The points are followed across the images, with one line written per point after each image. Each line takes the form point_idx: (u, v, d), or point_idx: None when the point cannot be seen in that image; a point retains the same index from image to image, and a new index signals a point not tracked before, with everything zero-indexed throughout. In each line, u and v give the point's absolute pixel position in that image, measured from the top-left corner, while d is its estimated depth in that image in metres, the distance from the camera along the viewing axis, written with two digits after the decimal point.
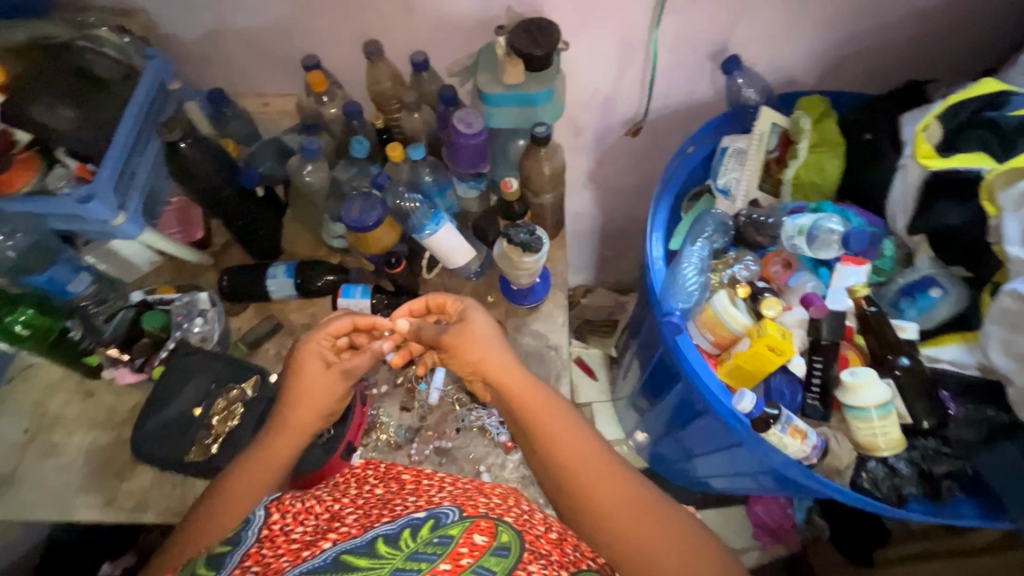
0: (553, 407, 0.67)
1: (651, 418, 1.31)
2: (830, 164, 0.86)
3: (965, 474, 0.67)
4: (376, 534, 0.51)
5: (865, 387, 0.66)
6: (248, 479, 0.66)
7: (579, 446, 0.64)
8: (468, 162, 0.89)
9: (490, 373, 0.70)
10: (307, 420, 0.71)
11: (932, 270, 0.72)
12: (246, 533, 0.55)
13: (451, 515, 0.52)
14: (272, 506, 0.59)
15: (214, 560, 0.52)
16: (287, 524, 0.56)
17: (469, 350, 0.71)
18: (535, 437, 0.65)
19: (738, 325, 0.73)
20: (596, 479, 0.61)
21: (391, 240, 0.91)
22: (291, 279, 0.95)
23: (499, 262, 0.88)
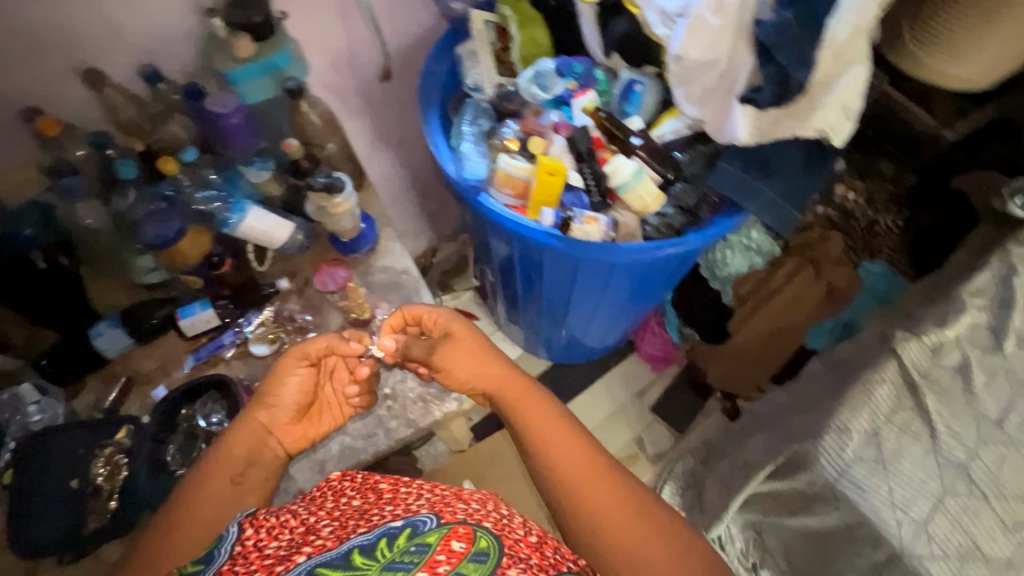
0: (552, 424, 0.76)
1: (523, 315, 1.47)
2: (538, 35, 1.05)
3: (708, 196, 0.91)
4: (351, 546, 0.56)
5: (618, 167, 0.87)
6: (215, 477, 0.74)
7: (576, 451, 0.74)
8: (242, 139, 0.94)
9: (494, 389, 0.80)
10: (267, 417, 0.79)
11: (630, 73, 0.93)
12: (218, 551, 0.59)
13: (428, 524, 0.57)
14: (245, 521, 0.62)
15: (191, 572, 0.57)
16: (262, 539, 0.60)
17: (465, 365, 0.81)
18: (544, 443, 0.75)
19: (521, 171, 0.88)
20: (592, 482, 0.72)
21: (205, 241, 0.93)
22: (120, 329, 0.91)
23: (318, 217, 0.96)
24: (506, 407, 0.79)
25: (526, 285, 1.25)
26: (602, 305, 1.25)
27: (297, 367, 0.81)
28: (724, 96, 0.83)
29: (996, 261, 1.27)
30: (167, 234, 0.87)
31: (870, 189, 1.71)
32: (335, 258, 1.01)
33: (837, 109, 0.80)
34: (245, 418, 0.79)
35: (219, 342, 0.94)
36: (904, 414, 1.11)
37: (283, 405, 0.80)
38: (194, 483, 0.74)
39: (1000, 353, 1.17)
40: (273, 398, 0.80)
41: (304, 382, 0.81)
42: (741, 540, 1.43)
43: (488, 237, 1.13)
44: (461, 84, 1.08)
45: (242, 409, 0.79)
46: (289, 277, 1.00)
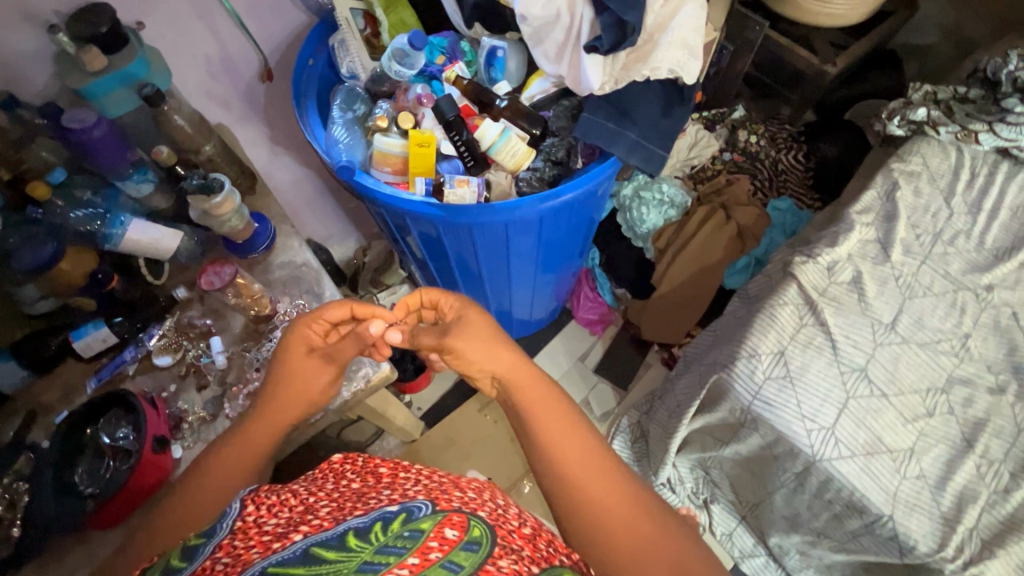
0: (558, 413, 0.72)
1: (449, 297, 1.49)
2: (406, 16, 1.07)
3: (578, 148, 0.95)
4: (347, 529, 0.53)
5: (485, 131, 0.89)
6: (229, 465, 0.73)
7: (584, 446, 0.70)
8: (110, 155, 0.91)
9: (509, 378, 0.75)
10: (285, 413, 0.77)
11: (492, 40, 0.96)
12: (218, 525, 0.58)
13: (422, 510, 0.55)
14: (247, 499, 0.62)
15: (188, 550, 0.56)
16: (259, 518, 0.58)
17: (478, 350, 0.76)
18: (554, 436, 0.70)
19: (395, 147, 0.91)
20: (594, 472, 0.69)
21: (88, 259, 0.91)
22: (13, 362, 0.90)
23: (203, 221, 0.96)
24: (515, 397, 0.75)
25: (438, 264, 1.26)
26: (515, 272, 1.27)
27: (326, 366, 0.79)
28: (572, 49, 0.86)
29: (879, 179, 1.36)
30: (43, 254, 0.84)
31: (770, 131, 1.77)
32: (231, 260, 1.01)
33: (676, 46, 0.85)
34: (265, 410, 0.76)
35: (120, 360, 0.93)
36: (807, 330, 1.17)
37: (305, 400, 0.78)
38: (196, 479, 0.71)
39: (887, 262, 1.25)
40: (293, 394, 0.77)
41: (326, 380, 0.79)
42: (690, 480, 1.51)
43: (386, 222, 1.13)
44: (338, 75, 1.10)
45: (261, 399, 0.77)
46: (186, 287, 1.00)
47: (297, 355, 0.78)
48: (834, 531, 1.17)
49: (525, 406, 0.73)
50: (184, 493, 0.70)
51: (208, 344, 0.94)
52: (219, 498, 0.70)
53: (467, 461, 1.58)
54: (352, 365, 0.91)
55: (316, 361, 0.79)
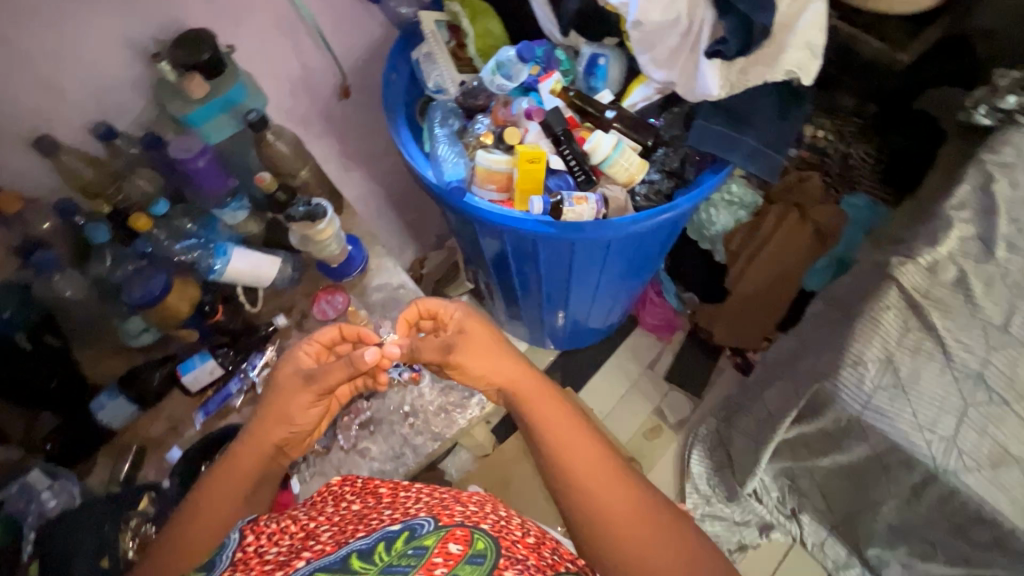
0: (560, 415, 0.71)
1: (523, 310, 1.45)
2: (493, 26, 1.02)
3: (690, 156, 0.92)
4: (349, 550, 0.53)
5: (598, 144, 0.88)
6: (207, 511, 0.67)
7: (587, 449, 0.68)
8: (211, 181, 0.92)
9: (512, 387, 0.74)
10: (275, 434, 0.73)
11: (593, 48, 0.92)
12: (219, 557, 0.58)
13: (425, 527, 0.54)
14: (246, 528, 0.60)
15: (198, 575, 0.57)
16: (261, 545, 0.57)
17: (478, 359, 0.75)
18: (555, 442, 0.69)
19: (502, 164, 0.88)
20: (597, 473, 0.66)
21: (195, 291, 0.90)
22: (121, 397, 0.87)
23: (304, 247, 0.94)
24: (518, 406, 0.73)
25: (522, 276, 1.22)
26: (599, 282, 1.23)
27: (303, 387, 0.73)
28: (689, 55, 0.83)
29: (969, 173, 1.27)
30: (158, 289, 0.83)
31: (837, 124, 1.70)
32: (328, 285, 0.98)
33: (802, 47, 0.79)
34: (246, 441, 0.73)
35: (226, 393, 0.90)
36: (914, 335, 1.11)
37: (288, 425, 0.74)
38: (190, 509, 0.67)
39: (992, 259, 1.18)
40: (283, 420, 0.74)
41: (312, 406, 0.75)
42: (776, 490, 1.47)
43: (477, 235, 1.09)
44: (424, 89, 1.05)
45: (249, 421, 0.74)
46: (284, 314, 0.97)
47: (279, 377, 0.75)
48: (954, 544, 1.13)
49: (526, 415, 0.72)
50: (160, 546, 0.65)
51: None
52: (213, 529, 0.66)
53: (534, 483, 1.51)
54: (466, 392, 0.88)
55: (297, 382, 0.74)
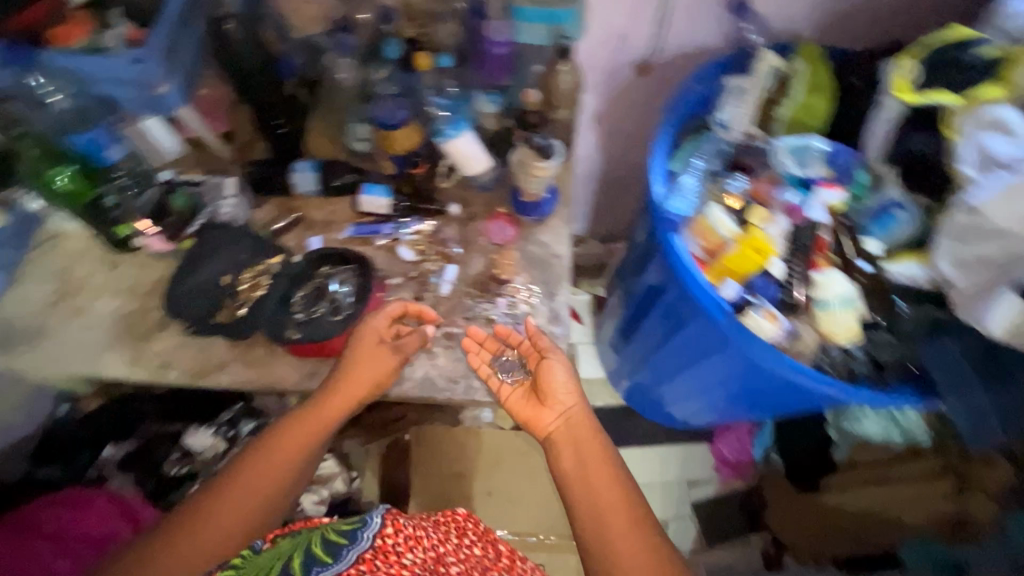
0: (602, 462, 0.83)
1: (628, 354, 1.39)
2: (818, 104, 0.95)
3: (910, 369, 0.79)
4: None
5: (830, 283, 0.79)
6: (289, 445, 0.85)
7: (617, 491, 0.80)
8: (492, 70, 0.97)
9: (573, 416, 0.88)
10: (360, 389, 0.85)
11: (893, 196, 0.83)
12: (360, 535, 0.82)
13: None
14: (386, 520, 0.85)
15: (329, 546, 0.80)
16: (399, 545, 0.82)
17: (565, 385, 0.89)
18: (593, 474, 0.81)
19: (726, 232, 0.84)
20: (628, 535, 0.75)
21: (416, 141, 0.98)
22: (315, 174, 1.01)
23: (516, 168, 0.97)
24: (575, 444, 0.85)
25: (649, 334, 1.20)
26: (711, 389, 1.17)
27: (391, 355, 0.87)
28: (996, 275, 0.70)
29: None
30: (394, 118, 0.94)
31: None
32: (508, 212, 1.03)
33: None
34: (334, 397, 0.86)
35: (377, 229, 1.00)
36: None
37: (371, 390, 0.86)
38: (261, 459, 0.84)
39: None
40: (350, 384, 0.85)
41: (382, 373, 0.86)
42: None
43: (647, 274, 1.09)
44: (706, 114, 1.00)
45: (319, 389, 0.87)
46: (460, 205, 1.04)
47: (367, 344, 0.86)
48: None
49: (570, 443, 0.86)
50: (253, 471, 0.83)
51: (443, 268, 0.98)
52: (267, 494, 0.83)
53: (518, 484, 1.51)
54: (539, 379, 0.90)
55: (383, 349, 0.87)
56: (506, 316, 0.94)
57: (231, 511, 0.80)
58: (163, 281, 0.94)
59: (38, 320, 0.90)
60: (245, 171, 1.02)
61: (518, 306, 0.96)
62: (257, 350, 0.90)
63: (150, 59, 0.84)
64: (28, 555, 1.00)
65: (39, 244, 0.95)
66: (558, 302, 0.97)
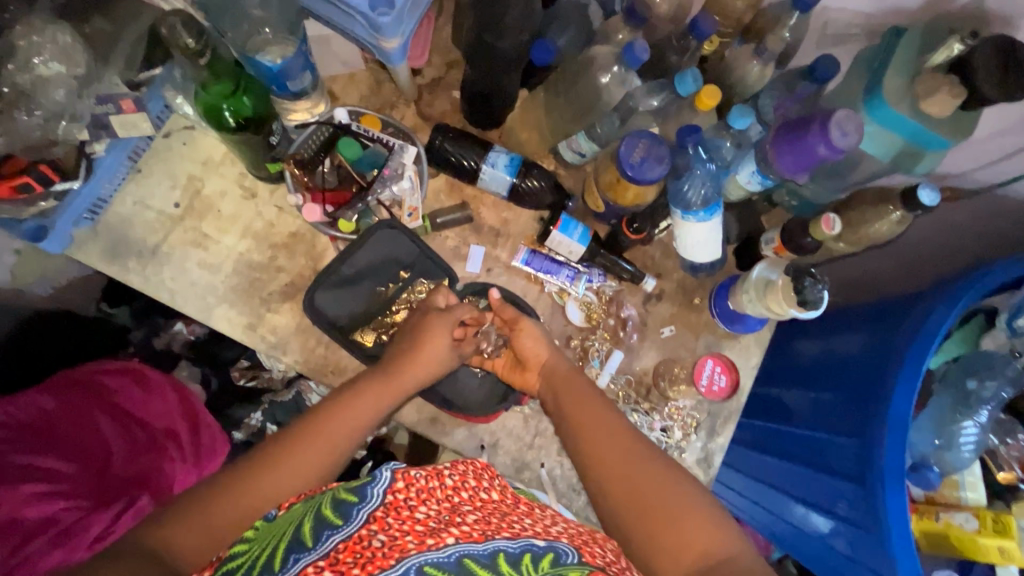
0: (602, 417, 0.62)
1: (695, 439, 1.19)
2: None
3: None
4: (498, 548, 0.45)
5: None
6: (353, 417, 0.62)
7: (618, 432, 0.60)
8: (792, 166, 0.68)
9: (552, 370, 0.69)
10: (416, 376, 0.67)
11: None
12: (373, 490, 0.48)
13: (570, 557, 0.46)
14: (399, 472, 0.50)
15: (342, 507, 0.47)
16: (411, 497, 0.48)
17: (536, 347, 0.71)
18: (590, 432, 0.61)
19: (971, 497, 0.70)
20: (656, 480, 0.56)
21: (648, 199, 0.76)
22: (509, 178, 0.80)
23: (751, 284, 0.76)
24: (560, 397, 0.66)
25: (755, 467, 0.98)
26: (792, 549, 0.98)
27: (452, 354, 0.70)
28: None
29: None
30: (643, 175, 0.69)
31: None
32: (704, 309, 0.84)
33: None
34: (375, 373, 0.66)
35: (553, 271, 0.82)
36: None
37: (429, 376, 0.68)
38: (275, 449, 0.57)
39: None
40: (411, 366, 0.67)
41: (444, 354, 0.69)
42: None
43: (814, 429, 0.85)
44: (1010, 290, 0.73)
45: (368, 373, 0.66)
46: (655, 278, 0.84)
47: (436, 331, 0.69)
48: None
49: (558, 404, 0.66)
50: (301, 450, 0.57)
51: (608, 352, 0.82)
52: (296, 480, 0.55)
53: None
54: None
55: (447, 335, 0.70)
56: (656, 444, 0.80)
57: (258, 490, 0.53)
58: (300, 240, 0.79)
59: (158, 234, 0.76)
60: (429, 138, 0.82)
61: (672, 433, 0.81)
62: None
63: (399, 5, 0.58)
64: (86, 426, 0.88)
65: (170, 133, 0.78)
66: (716, 446, 0.82)
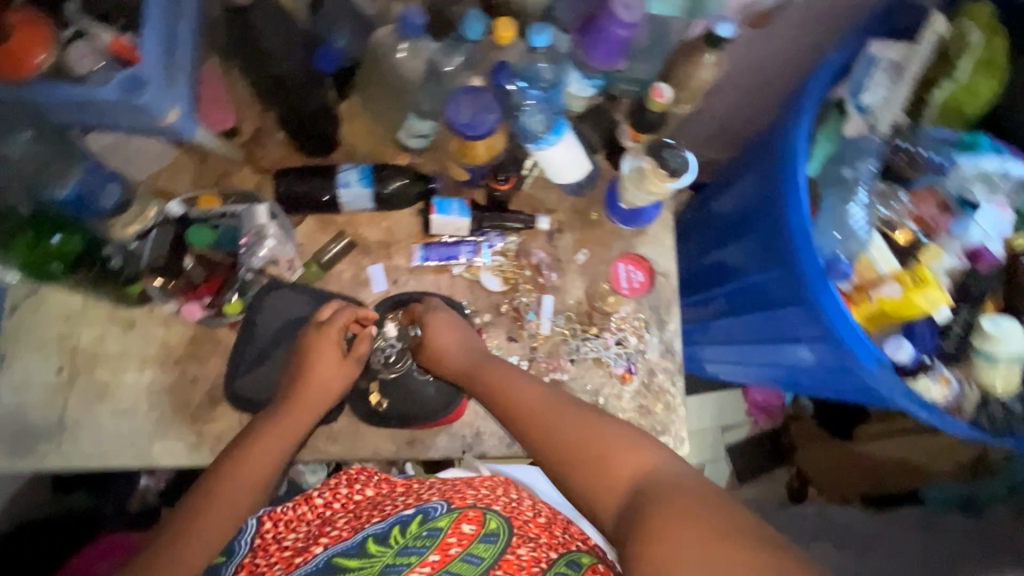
0: (518, 379, 0.64)
1: None
2: (985, 88, 0.75)
3: None
4: (367, 535, 0.56)
5: (1005, 339, 0.70)
6: (248, 474, 0.63)
7: (533, 389, 0.62)
8: (604, 56, 0.71)
9: (455, 355, 0.71)
10: (323, 394, 0.69)
11: None
12: (239, 542, 0.61)
13: (439, 509, 0.56)
14: (264, 516, 0.63)
15: (213, 569, 0.60)
16: (279, 530, 0.62)
17: (446, 338, 0.72)
18: (505, 393, 0.63)
19: (887, 268, 0.72)
20: (569, 417, 0.57)
21: (501, 147, 0.76)
22: (368, 189, 0.79)
23: (626, 180, 0.78)
24: (474, 377, 0.67)
25: (727, 330, 1.04)
26: (789, 380, 1.03)
27: (342, 365, 0.70)
28: None
29: None
30: (480, 128, 0.70)
31: None
32: (603, 219, 0.86)
33: None
34: (289, 403, 0.68)
35: (453, 254, 0.82)
36: None
37: (325, 398, 0.69)
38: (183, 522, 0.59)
39: None
40: (308, 381, 0.69)
41: (337, 367, 0.70)
42: None
43: (753, 274, 0.89)
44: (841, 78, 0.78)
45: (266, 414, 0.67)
46: (547, 215, 0.86)
47: (326, 338, 0.69)
48: None
49: (478, 380, 0.67)
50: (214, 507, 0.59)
51: (539, 300, 0.84)
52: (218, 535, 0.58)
53: None
54: (657, 424, 0.82)
55: (340, 358, 0.70)
56: (617, 356, 0.83)
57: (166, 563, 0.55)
58: (199, 344, 0.75)
59: (57, 407, 0.73)
60: (275, 188, 0.80)
61: (628, 342, 0.84)
62: (339, 423, 0.77)
63: (155, 79, 0.58)
64: None
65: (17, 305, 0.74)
66: (671, 333, 0.85)
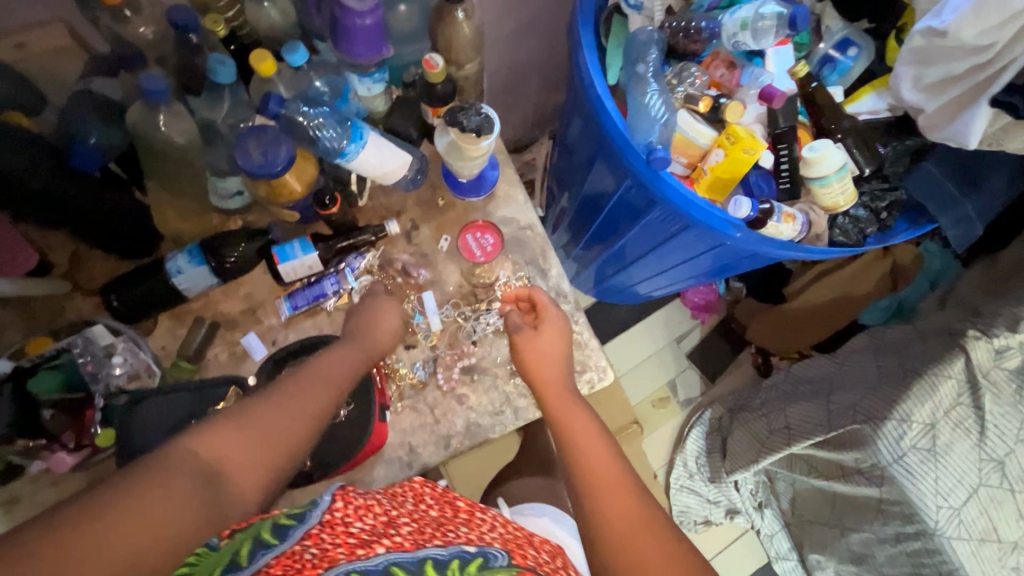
0: (595, 435, 0.58)
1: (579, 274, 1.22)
2: None
3: (902, 200, 0.83)
4: (427, 555, 0.43)
5: (825, 157, 0.74)
6: (311, 395, 0.55)
7: (613, 454, 0.56)
8: (367, 46, 0.71)
9: (536, 366, 0.66)
10: (379, 336, 0.68)
11: (848, 31, 0.81)
12: (312, 512, 0.47)
13: (499, 559, 0.44)
14: (338, 495, 0.49)
15: (278, 530, 0.45)
16: (348, 514, 0.47)
17: (547, 339, 0.68)
18: (579, 438, 0.57)
19: (705, 139, 0.76)
20: (627, 501, 0.51)
21: (312, 170, 0.75)
22: (204, 265, 0.74)
23: (447, 155, 0.78)
24: (557, 420, 0.60)
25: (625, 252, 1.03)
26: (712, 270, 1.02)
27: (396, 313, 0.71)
28: (970, 90, 0.68)
29: None
30: (280, 161, 0.68)
31: None
32: (450, 201, 0.86)
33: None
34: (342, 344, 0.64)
35: (319, 292, 0.80)
36: (960, 411, 0.83)
37: (375, 346, 0.67)
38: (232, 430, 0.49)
39: None
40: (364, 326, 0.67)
41: (391, 320, 0.70)
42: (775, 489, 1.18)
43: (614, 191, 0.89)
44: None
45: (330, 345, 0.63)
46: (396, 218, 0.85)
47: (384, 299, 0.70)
48: None
49: (558, 410, 0.62)
50: (276, 415, 0.52)
51: (420, 300, 0.83)
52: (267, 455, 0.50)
53: None
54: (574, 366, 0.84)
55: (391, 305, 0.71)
56: None
57: (201, 492, 0.44)
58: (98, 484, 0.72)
59: None
60: (105, 304, 0.75)
61: None
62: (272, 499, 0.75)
63: None
64: None
65: None
66: (556, 278, 0.86)
